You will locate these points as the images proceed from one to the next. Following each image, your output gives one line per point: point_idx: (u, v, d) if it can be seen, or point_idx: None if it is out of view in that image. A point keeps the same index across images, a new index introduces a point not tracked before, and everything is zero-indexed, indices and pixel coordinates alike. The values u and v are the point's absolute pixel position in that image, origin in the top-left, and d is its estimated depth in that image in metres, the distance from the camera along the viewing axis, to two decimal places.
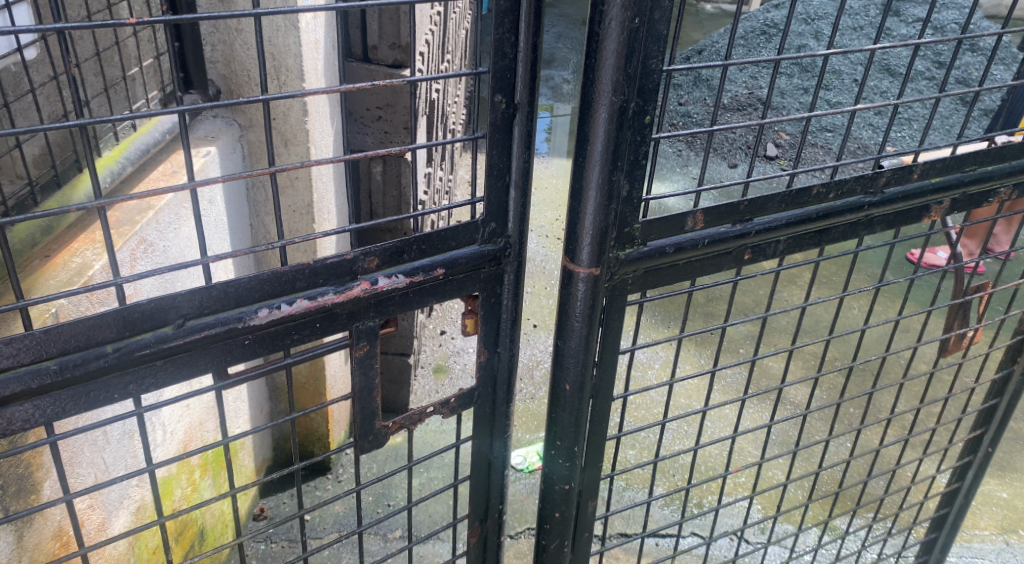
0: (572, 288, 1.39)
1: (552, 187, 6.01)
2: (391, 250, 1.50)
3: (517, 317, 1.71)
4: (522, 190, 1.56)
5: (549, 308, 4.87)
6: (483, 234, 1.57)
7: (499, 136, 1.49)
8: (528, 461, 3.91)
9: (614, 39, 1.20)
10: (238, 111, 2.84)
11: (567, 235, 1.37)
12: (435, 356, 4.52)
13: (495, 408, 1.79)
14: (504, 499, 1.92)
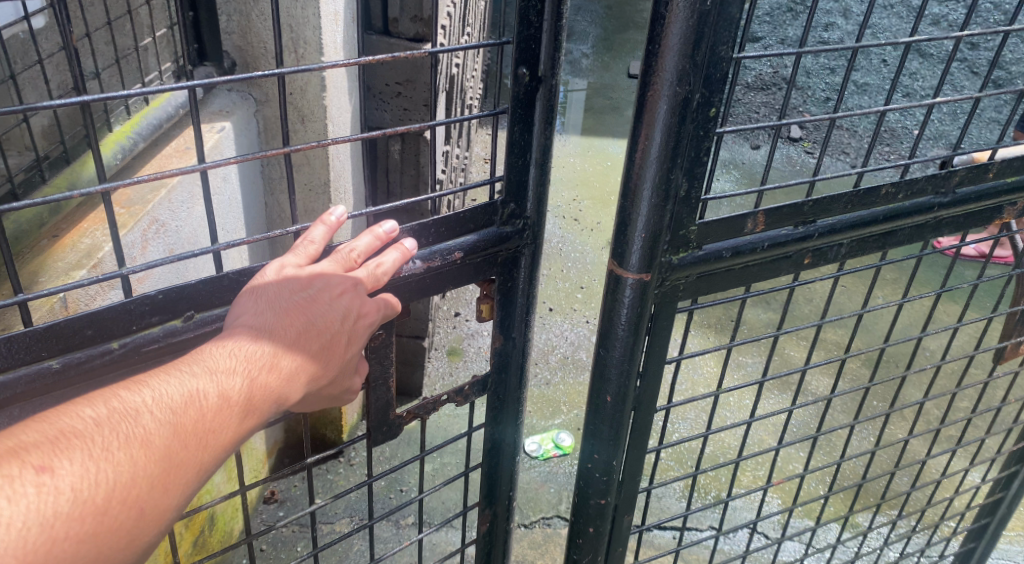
0: (619, 294, 1.29)
1: (570, 165, 5.89)
2: (414, 230, 1.48)
3: (532, 301, 1.67)
4: (541, 165, 1.51)
5: (566, 292, 4.77)
6: (502, 214, 1.53)
7: (521, 111, 1.44)
8: (542, 449, 3.84)
9: (682, 23, 1.08)
10: (255, 84, 2.72)
11: (614, 238, 1.27)
12: (448, 339, 4.44)
13: (511, 394, 1.74)
14: (512, 487, 1.86)
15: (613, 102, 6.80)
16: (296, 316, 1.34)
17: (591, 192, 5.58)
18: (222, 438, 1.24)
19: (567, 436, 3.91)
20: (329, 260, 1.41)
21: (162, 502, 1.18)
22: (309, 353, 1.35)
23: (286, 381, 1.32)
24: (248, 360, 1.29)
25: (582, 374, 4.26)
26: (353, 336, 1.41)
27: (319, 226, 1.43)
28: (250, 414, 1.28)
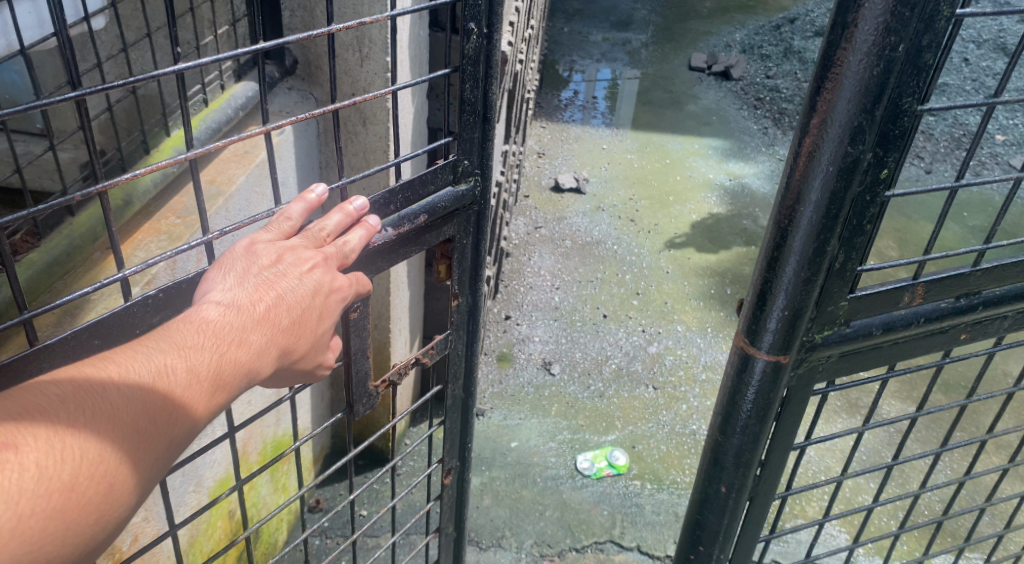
0: (749, 373, 1.48)
1: (627, 161, 5.67)
2: (384, 201, 1.70)
3: (480, 254, 2.01)
4: (487, 122, 1.82)
5: (621, 298, 4.57)
6: (455, 174, 1.84)
7: (470, 69, 1.73)
8: (596, 467, 3.67)
9: (853, 80, 1.24)
10: (316, 83, 2.55)
11: (752, 313, 1.45)
12: (499, 343, 4.26)
13: (466, 353, 2.13)
14: (465, 446, 2.28)
15: (673, 95, 6.54)
16: (266, 290, 1.43)
17: (648, 192, 5.36)
18: (193, 412, 1.28)
19: (621, 454, 3.73)
20: (302, 235, 1.54)
21: (132, 477, 1.21)
22: (280, 328, 1.43)
23: (256, 356, 1.38)
24: (217, 335, 1.34)
25: (636, 388, 4.06)
26: (326, 311, 1.53)
27: (296, 202, 1.54)
28: (219, 391, 1.32)
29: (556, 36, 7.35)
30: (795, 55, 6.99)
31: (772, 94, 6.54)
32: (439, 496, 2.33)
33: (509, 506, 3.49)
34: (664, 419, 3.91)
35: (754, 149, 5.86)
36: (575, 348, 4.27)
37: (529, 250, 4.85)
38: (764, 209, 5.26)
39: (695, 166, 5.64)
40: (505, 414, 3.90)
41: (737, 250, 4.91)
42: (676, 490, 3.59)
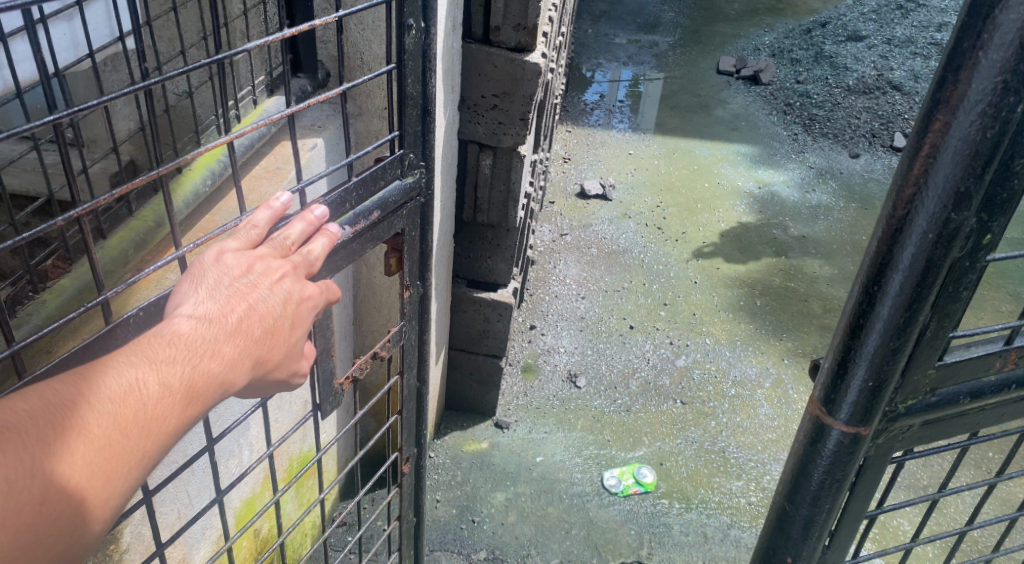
0: (826, 440, 1.47)
1: (654, 167, 5.59)
2: (340, 201, 1.67)
3: (426, 245, 2.02)
4: (426, 113, 1.83)
5: (648, 308, 4.48)
6: (400, 168, 1.85)
7: (410, 62, 1.73)
8: (623, 485, 3.57)
9: (956, 148, 1.23)
10: (348, 97, 2.59)
11: (831, 383, 1.44)
12: (523, 354, 4.19)
13: (419, 342, 2.14)
14: (422, 433, 2.32)
15: (700, 100, 6.45)
16: (238, 301, 1.40)
17: (676, 199, 5.27)
18: (167, 425, 1.25)
19: (648, 471, 3.64)
20: (272, 242, 1.52)
21: (106, 492, 1.19)
22: (253, 339, 1.40)
23: (231, 367, 1.35)
24: (191, 346, 1.31)
25: (664, 403, 3.98)
26: (297, 319, 1.50)
27: (264, 209, 1.51)
28: (193, 403, 1.29)
29: (582, 38, 7.29)
30: (826, 59, 6.87)
31: (802, 100, 6.45)
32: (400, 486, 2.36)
33: (535, 523, 3.39)
34: (692, 435, 3.83)
35: (783, 156, 5.80)
36: (602, 359, 4.20)
37: (555, 258, 4.78)
38: (794, 218, 5.17)
39: (724, 173, 5.55)
40: (531, 427, 3.83)
41: (767, 260, 4.82)
42: (705, 510, 3.49)
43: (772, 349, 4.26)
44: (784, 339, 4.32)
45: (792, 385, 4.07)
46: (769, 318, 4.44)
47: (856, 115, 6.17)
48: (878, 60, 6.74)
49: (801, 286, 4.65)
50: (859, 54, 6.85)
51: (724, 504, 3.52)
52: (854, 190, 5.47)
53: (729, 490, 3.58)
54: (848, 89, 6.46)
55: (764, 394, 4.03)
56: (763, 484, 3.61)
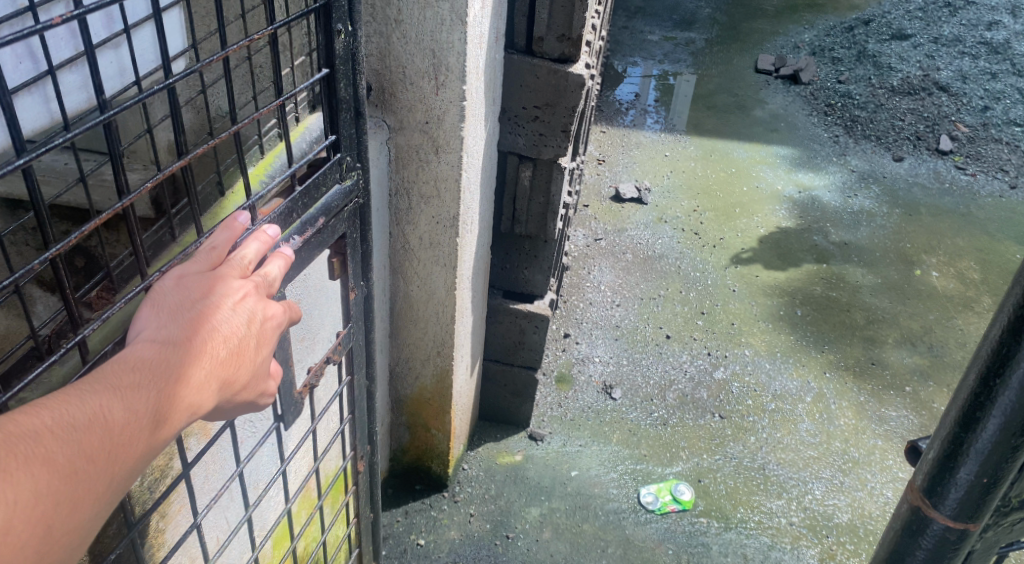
0: (926, 531, 1.41)
1: (691, 169, 5.48)
2: (287, 212, 1.74)
3: (365, 246, 2.11)
4: (357, 118, 1.91)
5: (685, 318, 4.38)
6: (339, 173, 1.92)
7: (341, 67, 1.80)
8: (660, 502, 3.45)
9: None
10: (390, 110, 2.58)
11: (935, 474, 1.38)
12: (558, 363, 4.10)
13: (365, 343, 2.25)
14: (373, 433, 2.43)
15: (738, 99, 6.33)
16: (200, 324, 1.41)
17: (714, 202, 5.17)
18: (134, 451, 1.28)
19: (686, 488, 3.52)
20: (232, 263, 1.53)
21: (73, 520, 1.20)
22: (218, 361, 1.41)
23: (196, 391, 1.37)
24: (156, 371, 1.33)
25: (702, 416, 3.87)
26: (262, 340, 1.51)
27: (225, 231, 1.54)
28: (160, 427, 1.31)
29: (617, 35, 7.18)
30: (869, 58, 6.74)
31: (843, 100, 6.32)
32: (355, 486, 2.47)
33: (569, 540, 3.28)
34: (732, 451, 3.71)
35: (824, 158, 5.68)
36: (637, 370, 4.10)
37: (590, 263, 4.68)
38: (836, 224, 5.04)
39: (763, 176, 5.43)
40: (566, 439, 3.73)
41: (808, 268, 4.71)
42: (745, 530, 3.35)
43: (814, 361, 4.15)
44: (826, 351, 4.21)
45: (835, 400, 3.97)
46: (811, 328, 4.33)
47: (900, 116, 6.05)
48: (923, 60, 6.61)
49: (844, 296, 4.54)
50: (904, 53, 6.71)
51: (764, 524, 3.39)
52: (897, 195, 5.33)
53: (769, 509, 3.46)
54: (892, 90, 6.33)
55: (806, 408, 3.92)
56: (805, 504, 3.49)
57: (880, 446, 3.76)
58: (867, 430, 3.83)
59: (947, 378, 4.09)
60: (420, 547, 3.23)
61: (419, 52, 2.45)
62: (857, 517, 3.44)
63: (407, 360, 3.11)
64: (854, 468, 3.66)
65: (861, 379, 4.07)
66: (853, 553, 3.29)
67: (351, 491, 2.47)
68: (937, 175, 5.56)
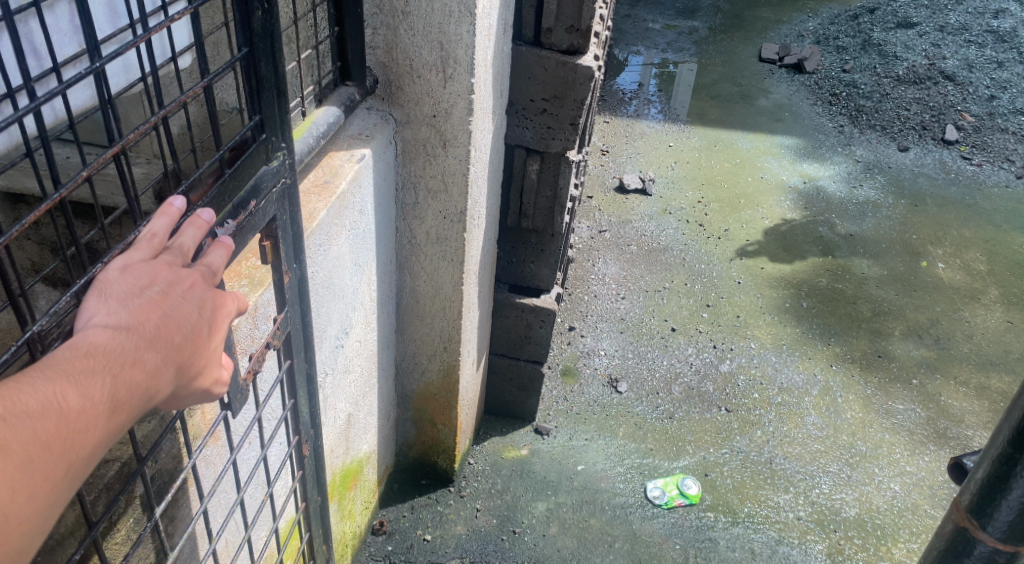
0: (970, 549, 1.43)
1: (695, 159, 5.45)
2: (217, 195, 1.50)
3: (298, 230, 1.79)
4: (280, 94, 1.62)
5: (690, 310, 4.36)
6: (264, 154, 1.64)
7: (259, 44, 1.52)
8: (667, 497, 3.43)
9: None
10: (396, 104, 2.55)
11: (982, 496, 1.38)
12: (563, 356, 4.08)
13: (303, 323, 1.90)
14: (316, 414, 2.07)
15: (742, 89, 6.29)
16: (154, 309, 1.26)
17: (718, 193, 5.14)
18: (90, 439, 1.15)
19: (693, 482, 3.50)
20: (173, 252, 1.34)
21: (30, 510, 1.08)
22: (175, 347, 1.27)
23: (153, 377, 1.23)
24: (110, 357, 1.18)
25: (708, 410, 3.85)
26: (216, 325, 1.36)
27: (162, 217, 1.34)
28: (116, 415, 1.18)
29: (619, 25, 7.13)
30: (874, 47, 6.70)
31: (848, 90, 6.28)
32: (302, 471, 2.10)
33: (576, 535, 3.26)
34: (738, 444, 3.69)
35: (829, 148, 5.65)
36: (643, 363, 4.08)
37: (594, 255, 4.66)
38: (841, 215, 5.02)
39: (767, 167, 5.41)
40: (573, 432, 3.71)
41: (813, 260, 4.68)
42: (752, 525, 3.34)
43: (820, 354, 4.14)
44: (832, 344, 4.20)
45: (842, 393, 3.95)
46: (817, 321, 4.31)
47: (906, 106, 6.02)
48: (929, 48, 6.57)
49: (850, 288, 4.52)
50: (909, 41, 6.67)
51: (771, 519, 3.37)
52: (903, 186, 5.31)
53: (776, 503, 3.44)
54: (897, 79, 6.29)
55: (813, 402, 3.90)
56: (813, 498, 3.48)
57: (887, 439, 3.74)
58: (874, 423, 3.82)
59: (955, 371, 4.08)
60: (427, 542, 3.21)
61: (426, 45, 2.42)
62: (864, 512, 3.43)
63: (412, 355, 3.08)
64: (862, 461, 3.65)
65: (868, 371, 4.06)
66: (860, 548, 3.28)
67: (296, 476, 2.09)
68: (943, 165, 5.53)
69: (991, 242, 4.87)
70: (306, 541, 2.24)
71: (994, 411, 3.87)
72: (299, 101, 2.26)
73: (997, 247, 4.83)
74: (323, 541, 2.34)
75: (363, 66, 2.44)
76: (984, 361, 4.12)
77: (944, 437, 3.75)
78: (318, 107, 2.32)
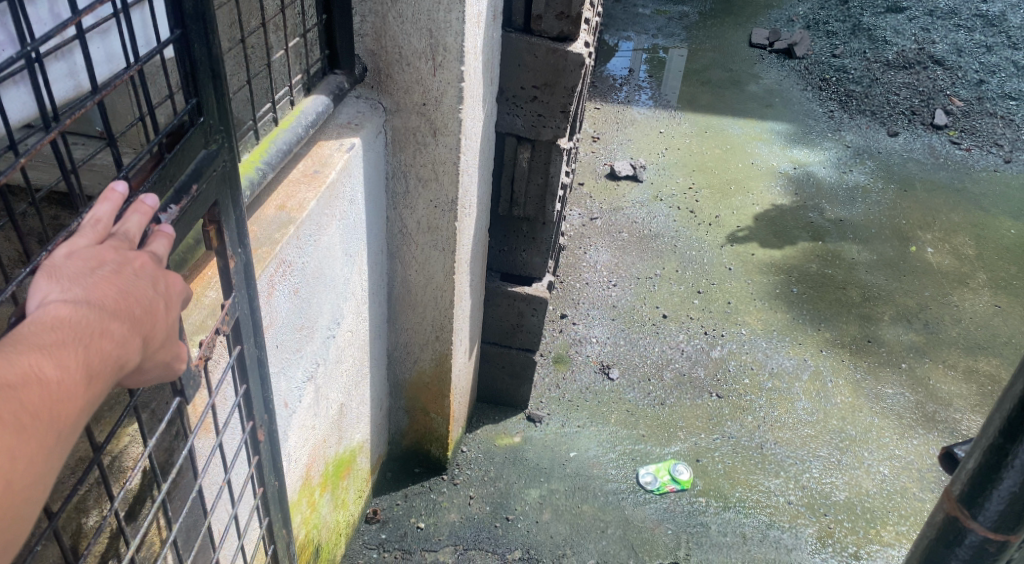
0: (961, 538, 1.44)
1: (686, 146, 5.46)
2: (159, 180, 1.40)
3: (242, 214, 1.67)
4: (216, 76, 1.49)
5: (681, 297, 4.37)
6: (203, 138, 1.52)
7: (193, 26, 1.41)
8: (658, 482, 3.45)
9: None
10: (386, 92, 2.55)
11: (975, 485, 1.40)
12: (555, 344, 4.09)
13: (252, 311, 1.76)
14: (269, 397, 1.92)
15: (732, 74, 6.29)
16: (112, 283, 1.20)
17: (709, 179, 5.16)
18: (72, 409, 1.10)
19: (684, 468, 3.52)
20: (121, 236, 1.27)
21: (25, 478, 1.05)
22: (138, 319, 1.22)
23: (123, 347, 1.18)
24: (77, 328, 1.14)
25: (700, 396, 3.87)
26: (174, 301, 1.31)
27: (105, 201, 1.26)
28: (93, 388, 1.14)
29: (609, 10, 7.11)
30: (864, 31, 6.71)
31: (838, 75, 6.29)
32: (257, 457, 1.94)
33: (569, 521, 3.29)
34: (729, 430, 3.72)
35: (819, 134, 5.66)
36: (634, 350, 4.09)
37: (585, 243, 4.66)
38: (831, 201, 5.04)
39: (758, 153, 5.42)
40: (565, 419, 3.74)
41: (803, 246, 4.70)
42: (743, 509, 3.37)
43: (810, 339, 4.16)
44: (822, 329, 4.22)
45: (831, 378, 3.98)
46: (807, 306, 4.33)
47: (895, 90, 6.03)
48: (919, 32, 6.58)
49: (839, 273, 4.54)
50: (899, 25, 6.68)
51: (762, 503, 3.41)
52: (892, 170, 5.33)
53: (766, 488, 3.47)
54: (887, 63, 6.31)
55: (803, 387, 3.93)
56: (803, 482, 3.51)
57: (876, 424, 3.78)
58: (864, 408, 3.85)
59: (943, 354, 4.11)
60: (421, 529, 3.23)
61: (415, 33, 2.42)
62: (854, 495, 3.47)
63: (405, 344, 3.09)
64: (851, 445, 3.68)
65: (857, 356, 4.09)
66: (850, 531, 3.32)
67: (251, 463, 1.95)
68: (932, 150, 5.55)
69: (979, 226, 4.90)
70: (265, 527, 2.09)
71: (982, 395, 3.90)
72: (289, 90, 2.24)
73: (984, 231, 4.86)
74: (283, 525, 2.19)
75: (352, 54, 2.44)
76: (972, 345, 4.15)
77: (933, 421, 3.79)
78: (307, 97, 2.31)
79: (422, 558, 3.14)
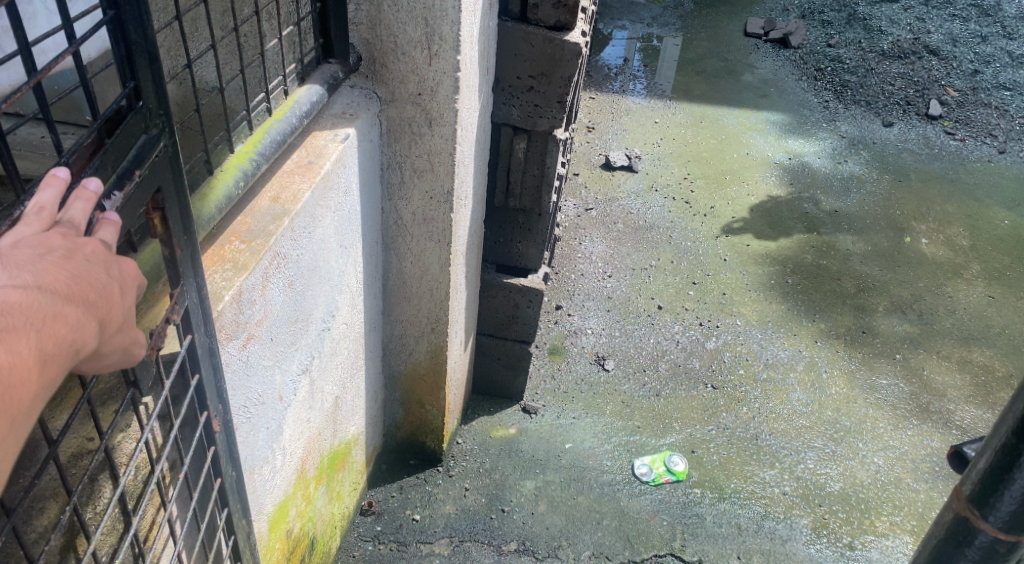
0: (970, 537, 1.44)
1: (681, 136, 5.45)
2: (102, 167, 1.34)
3: (186, 201, 1.60)
4: (152, 58, 1.43)
5: (676, 288, 4.37)
6: (143, 123, 1.46)
7: (128, 6, 1.34)
8: (654, 474, 3.45)
9: None
10: (381, 81, 2.53)
11: (984, 485, 1.40)
12: (549, 336, 4.08)
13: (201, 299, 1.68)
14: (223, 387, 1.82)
15: (727, 64, 6.27)
16: (63, 267, 1.18)
17: (704, 170, 5.15)
18: (26, 393, 1.09)
19: (680, 459, 3.52)
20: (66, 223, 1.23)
21: None
22: (91, 303, 1.20)
23: (77, 331, 1.17)
24: (29, 312, 1.11)
25: (695, 388, 3.87)
26: (126, 286, 1.28)
27: (48, 187, 1.21)
28: (47, 373, 1.12)
29: None
30: (859, 21, 6.70)
31: (833, 65, 6.29)
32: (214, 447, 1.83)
33: (565, 513, 3.28)
34: (724, 421, 3.72)
35: (814, 124, 5.65)
36: (630, 341, 4.09)
37: (580, 234, 4.65)
38: (826, 192, 5.03)
39: (753, 143, 5.41)
40: (561, 410, 3.73)
41: (798, 237, 4.70)
42: (739, 500, 3.37)
43: (805, 331, 4.16)
44: (817, 320, 4.22)
45: (826, 368, 3.98)
46: (801, 297, 4.33)
47: (890, 80, 6.03)
48: (914, 22, 6.58)
49: (834, 264, 4.55)
50: (894, 16, 6.68)
51: (757, 494, 3.41)
52: (887, 161, 5.33)
53: (761, 479, 3.47)
54: (882, 53, 6.31)
55: (797, 378, 3.93)
56: (798, 473, 3.51)
57: (871, 415, 3.78)
58: (859, 398, 3.85)
59: (938, 345, 4.12)
60: (417, 522, 3.22)
61: (412, 22, 2.40)
62: (849, 486, 3.47)
63: (400, 336, 3.07)
64: (846, 436, 3.69)
65: (852, 347, 4.10)
66: (845, 521, 3.32)
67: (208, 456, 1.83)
68: (927, 140, 5.55)
69: (973, 217, 4.90)
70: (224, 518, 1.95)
71: (976, 385, 3.91)
72: (282, 79, 2.21)
73: (978, 223, 4.86)
74: (244, 514, 2.06)
75: (346, 43, 2.42)
76: (966, 335, 4.16)
77: (928, 412, 3.80)
78: (298, 88, 2.28)
79: (417, 550, 3.13)
